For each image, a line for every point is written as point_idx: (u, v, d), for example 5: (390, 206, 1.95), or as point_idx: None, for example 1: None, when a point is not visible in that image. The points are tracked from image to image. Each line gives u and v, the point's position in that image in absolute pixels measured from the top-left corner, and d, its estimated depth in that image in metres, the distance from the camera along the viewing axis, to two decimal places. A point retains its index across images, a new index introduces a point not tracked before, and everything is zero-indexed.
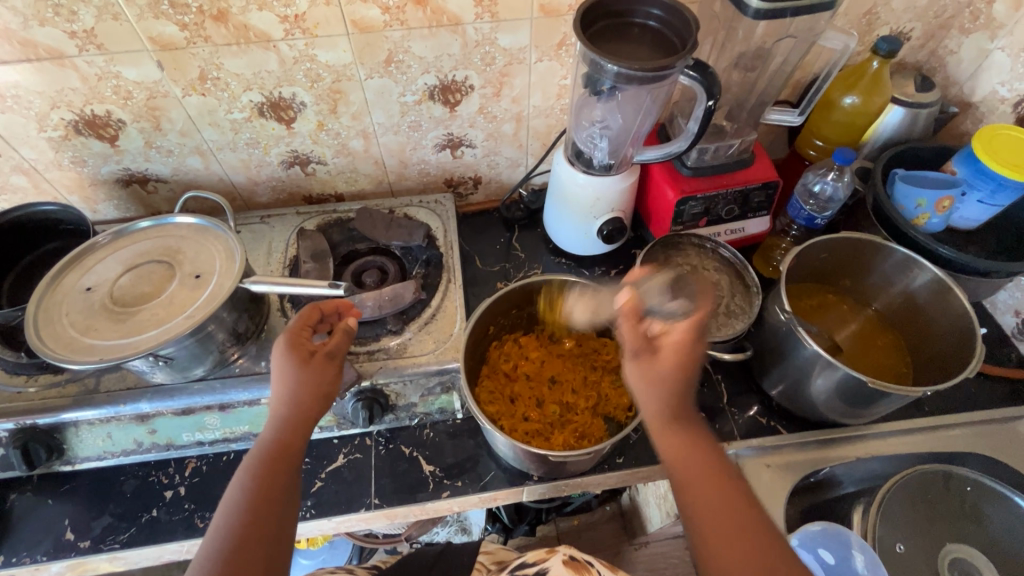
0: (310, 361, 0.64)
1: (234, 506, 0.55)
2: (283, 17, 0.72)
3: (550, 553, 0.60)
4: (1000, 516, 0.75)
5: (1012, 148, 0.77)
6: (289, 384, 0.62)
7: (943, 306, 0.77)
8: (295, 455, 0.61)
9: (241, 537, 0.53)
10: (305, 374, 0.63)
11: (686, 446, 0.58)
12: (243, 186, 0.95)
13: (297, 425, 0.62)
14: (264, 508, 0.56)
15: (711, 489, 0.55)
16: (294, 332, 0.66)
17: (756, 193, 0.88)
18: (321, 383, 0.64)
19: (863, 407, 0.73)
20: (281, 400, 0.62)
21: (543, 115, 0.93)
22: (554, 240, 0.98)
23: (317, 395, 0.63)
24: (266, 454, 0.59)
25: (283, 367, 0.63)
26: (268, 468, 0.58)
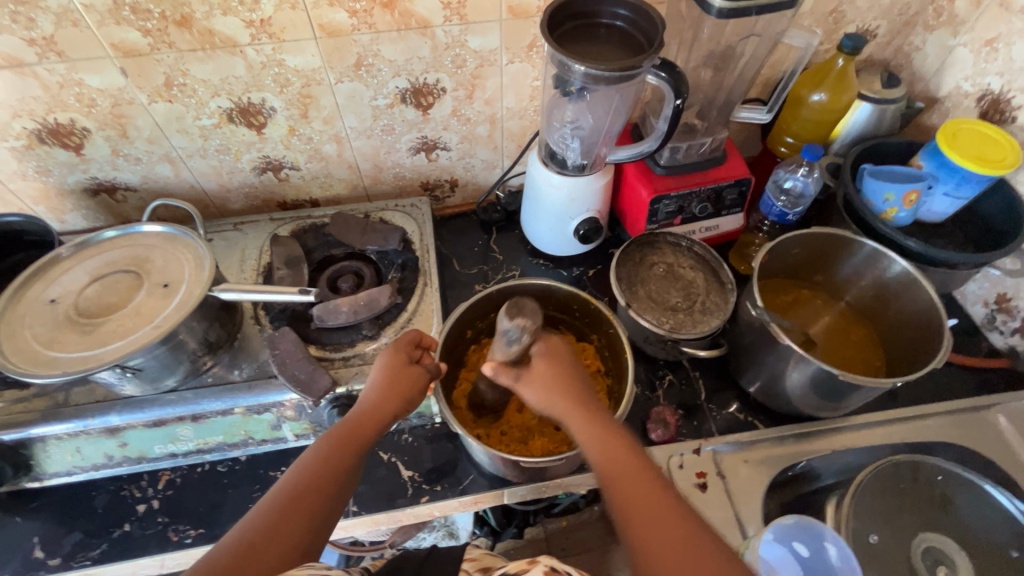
0: (411, 370, 0.65)
1: (306, 462, 0.55)
2: (249, 22, 0.72)
3: (530, 565, 0.60)
4: (971, 503, 0.74)
5: (974, 142, 0.78)
6: (384, 379, 0.63)
7: (913, 298, 0.78)
8: (363, 442, 0.59)
9: (296, 499, 0.52)
10: (400, 377, 0.64)
11: (607, 442, 0.58)
12: (215, 193, 0.94)
13: (376, 410, 0.61)
14: (319, 483, 0.53)
15: (633, 480, 0.54)
16: (405, 344, 0.67)
17: (730, 190, 0.88)
18: (410, 390, 0.64)
19: (837, 399, 0.73)
20: (372, 389, 0.62)
21: (517, 116, 0.93)
22: (531, 241, 0.98)
23: (401, 400, 0.63)
24: (344, 427, 0.59)
25: (386, 365, 0.65)
26: (338, 443, 0.57)
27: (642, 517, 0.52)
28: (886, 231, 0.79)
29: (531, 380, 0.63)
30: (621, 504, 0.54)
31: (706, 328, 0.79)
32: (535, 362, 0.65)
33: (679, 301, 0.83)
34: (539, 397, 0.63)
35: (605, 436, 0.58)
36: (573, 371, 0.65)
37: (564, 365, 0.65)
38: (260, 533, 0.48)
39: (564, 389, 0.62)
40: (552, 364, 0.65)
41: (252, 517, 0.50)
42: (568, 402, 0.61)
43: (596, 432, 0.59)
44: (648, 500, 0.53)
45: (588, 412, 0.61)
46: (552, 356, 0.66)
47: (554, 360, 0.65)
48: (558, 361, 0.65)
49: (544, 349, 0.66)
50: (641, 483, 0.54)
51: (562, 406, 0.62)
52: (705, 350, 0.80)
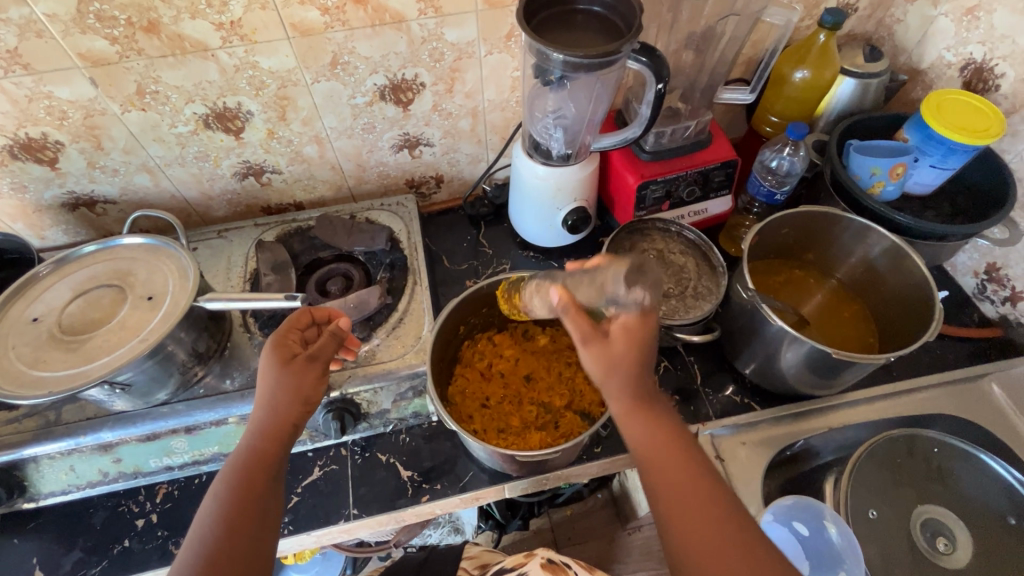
0: (298, 366, 0.61)
1: (217, 500, 0.54)
2: (219, 24, 0.70)
3: (528, 559, 0.74)
4: (965, 471, 0.75)
5: (959, 112, 0.78)
6: (269, 391, 0.60)
7: (903, 273, 0.78)
8: (271, 465, 0.57)
9: (216, 554, 0.51)
10: (285, 383, 0.60)
11: (651, 427, 0.56)
12: (197, 201, 0.92)
13: (269, 432, 0.58)
14: (236, 522, 0.53)
15: (678, 474, 0.53)
16: (285, 344, 0.63)
17: (717, 174, 0.88)
18: (300, 388, 0.61)
19: (832, 377, 0.73)
20: (259, 407, 0.59)
21: (499, 108, 0.92)
22: (521, 234, 0.98)
23: (293, 406, 0.60)
24: (241, 463, 0.56)
25: (266, 376, 0.60)
26: (245, 478, 0.55)
27: (681, 510, 0.52)
28: (875, 206, 0.79)
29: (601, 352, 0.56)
30: (664, 497, 0.53)
31: (698, 312, 0.79)
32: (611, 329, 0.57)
33: (671, 287, 0.83)
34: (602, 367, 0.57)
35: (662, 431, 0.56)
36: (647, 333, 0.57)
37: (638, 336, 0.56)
38: None
39: (625, 368, 0.56)
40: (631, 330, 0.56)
41: None
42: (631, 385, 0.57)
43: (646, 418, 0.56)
44: (684, 486, 0.53)
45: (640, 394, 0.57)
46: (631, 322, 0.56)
47: (632, 337, 0.56)
48: (630, 338, 0.56)
49: (631, 321, 0.56)
50: (684, 480, 0.53)
51: (617, 390, 0.57)
52: (698, 335, 0.80)
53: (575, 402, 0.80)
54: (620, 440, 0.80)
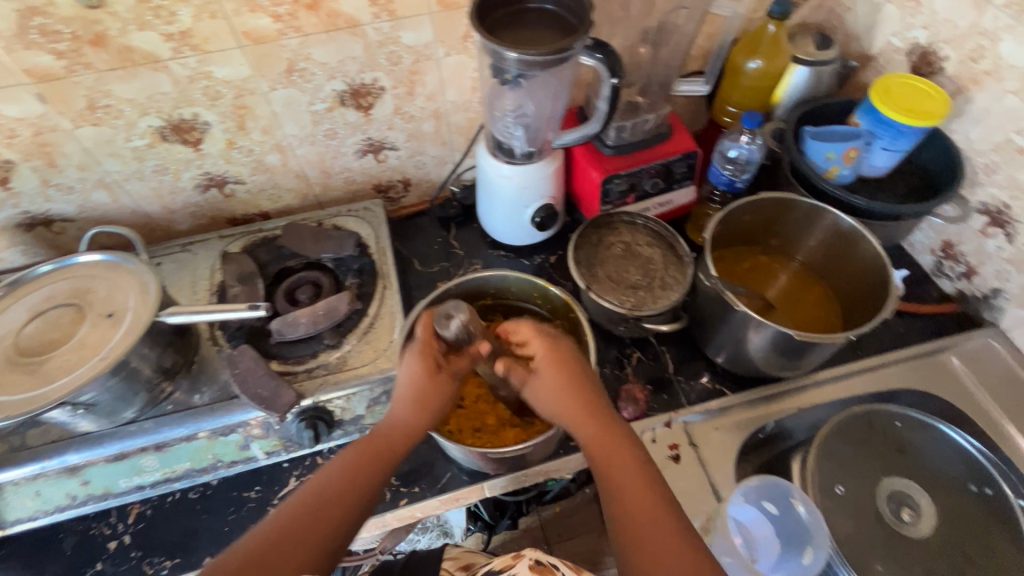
0: (436, 374, 0.66)
1: (329, 470, 0.59)
2: (168, 35, 0.69)
3: (516, 561, 0.70)
4: (929, 443, 0.78)
5: (905, 95, 0.80)
6: (411, 387, 0.65)
7: (861, 253, 0.80)
8: (389, 450, 0.63)
9: (324, 507, 0.56)
10: (428, 384, 0.66)
11: (603, 433, 0.63)
12: (159, 215, 0.91)
13: (402, 423, 0.64)
14: (349, 485, 0.58)
15: (625, 473, 0.59)
16: (426, 342, 0.67)
17: (679, 165, 0.89)
18: (436, 396, 0.66)
19: (798, 358, 0.75)
20: (400, 400, 0.65)
21: (462, 109, 0.92)
22: (490, 234, 0.98)
23: (427, 407, 0.65)
24: (373, 440, 0.62)
25: (414, 371, 0.66)
26: (367, 453, 0.61)
27: (633, 505, 0.57)
28: (831, 190, 0.81)
29: (545, 385, 0.66)
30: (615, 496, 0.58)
31: (666, 302, 0.81)
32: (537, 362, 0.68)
33: (639, 279, 0.84)
34: (542, 396, 0.67)
35: (620, 454, 0.61)
36: (580, 370, 0.67)
37: (573, 367, 0.67)
38: (284, 535, 0.53)
39: (569, 389, 0.66)
40: (565, 363, 0.67)
41: (274, 523, 0.54)
42: (587, 414, 0.64)
43: (607, 433, 0.63)
44: (636, 483, 0.58)
45: (594, 410, 0.65)
46: (557, 351, 0.68)
47: (557, 361, 0.67)
48: (563, 363, 0.67)
49: (546, 347, 0.68)
50: (643, 497, 0.57)
51: (570, 407, 0.65)
52: (667, 325, 0.81)
53: None
54: None
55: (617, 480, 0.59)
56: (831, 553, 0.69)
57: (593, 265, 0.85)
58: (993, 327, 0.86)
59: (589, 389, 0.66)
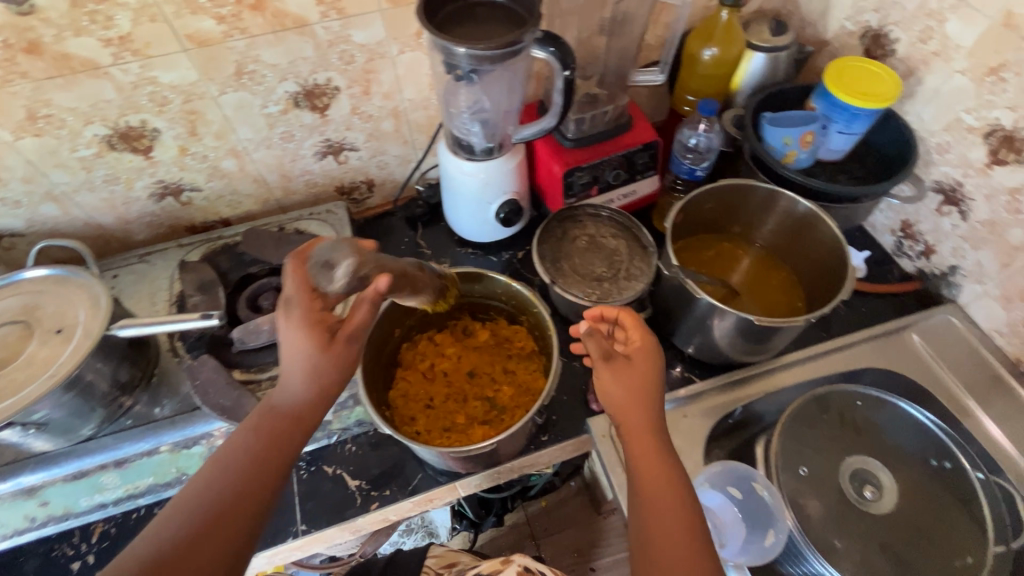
0: (326, 341, 0.56)
1: (224, 465, 0.53)
2: (107, 40, 0.67)
3: (505, 565, 0.74)
4: (889, 420, 0.78)
5: (858, 78, 0.81)
6: (300, 359, 0.56)
7: (819, 236, 0.81)
8: (292, 432, 0.56)
9: (223, 510, 0.51)
10: (322, 354, 0.56)
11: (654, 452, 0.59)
12: (114, 226, 0.89)
13: (307, 401, 0.57)
14: (249, 481, 0.53)
15: (666, 501, 0.56)
16: (303, 302, 0.57)
17: (640, 156, 0.89)
18: (336, 365, 0.57)
19: (762, 343, 0.75)
20: (292, 375, 0.56)
21: (421, 107, 0.91)
22: (456, 232, 0.97)
23: (325, 380, 0.57)
24: (272, 423, 0.56)
25: (302, 342, 0.56)
26: (268, 441, 0.55)
27: (662, 534, 0.54)
28: (789, 174, 0.82)
29: (617, 374, 0.62)
30: (649, 519, 0.56)
31: (631, 293, 0.81)
32: (626, 355, 0.63)
33: (604, 271, 0.84)
34: (610, 391, 0.62)
35: (666, 472, 0.58)
36: (656, 376, 0.62)
37: (652, 374, 0.62)
38: (181, 547, 0.49)
39: (639, 395, 0.61)
40: (648, 366, 0.62)
41: (172, 528, 0.50)
42: (645, 419, 0.60)
43: (658, 453, 0.59)
44: (673, 513, 0.56)
45: (654, 426, 0.60)
46: (648, 350, 0.62)
47: (641, 365, 0.62)
48: (643, 368, 0.62)
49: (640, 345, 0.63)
50: (678, 528, 0.55)
51: (637, 413, 0.60)
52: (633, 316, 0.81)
53: (519, 395, 0.80)
54: (566, 426, 0.81)
55: (651, 503, 0.57)
56: (791, 531, 0.69)
57: (560, 256, 0.85)
58: (952, 303, 0.87)
59: (659, 405, 0.61)
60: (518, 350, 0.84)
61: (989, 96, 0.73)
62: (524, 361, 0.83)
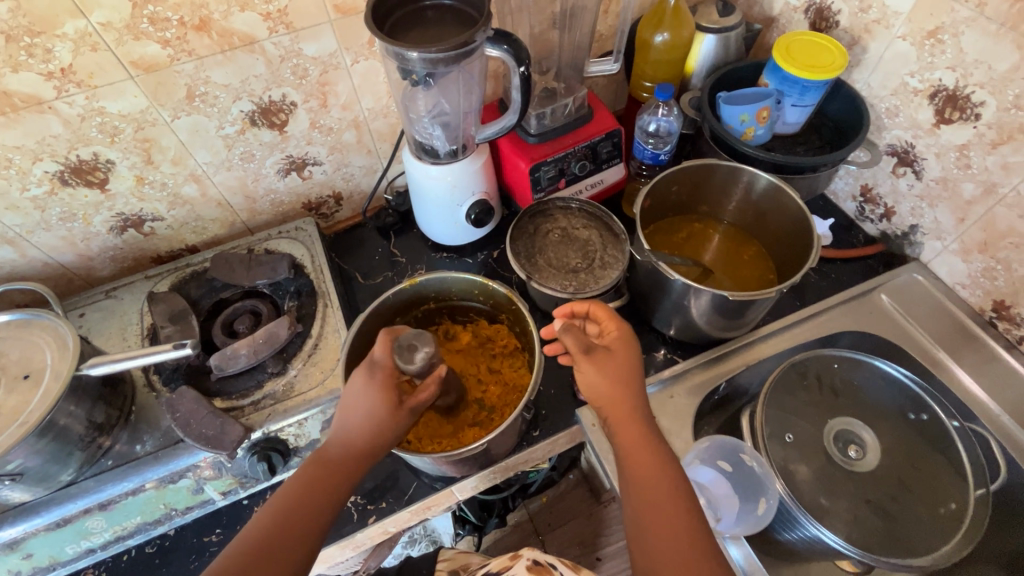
0: (395, 407, 0.61)
1: (276, 505, 0.56)
2: (48, 73, 0.65)
3: (514, 562, 0.74)
4: (866, 378, 0.81)
5: (806, 52, 0.83)
6: (362, 418, 0.60)
7: (783, 208, 0.82)
8: (340, 482, 0.59)
9: (269, 548, 0.53)
10: (387, 416, 0.61)
11: (644, 446, 0.60)
12: (75, 264, 0.86)
13: (361, 454, 0.60)
14: (298, 525, 0.55)
15: (660, 492, 0.57)
16: (385, 369, 0.63)
17: (604, 146, 0.90)
18: (392, 429, 0.61)
19: (739, 317, 0.77)
20: (353, 430, 0.60)
21: (381, 115, 0.91)
22: (429, 237, 0.97)
23: (382, 441, 0.61)
24: (323, 470, 0.59)
25: (368, 401, 0.60)
26: (317, 486, 0.58)
27: (661, 525, 0.55)
28: (748, 151, 0.83)
29: (600, 365, 0.63)
30: (645, 509, 0.57)
31: (608, 281, 0.81)
32: (607, 349, 0.65)
33: (579, 262, 0.85)
34: (592, 387, 0.64)
35: (659, 463, 0.59)
36: (637, 365, 0.64)
37: (633, 366, 0.63)
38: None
39: (623, 385, 0.62)
40: (627, 357, 0.64)
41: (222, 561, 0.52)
42: (632, 410, 0.62)
43: (647, 446, 0.60)
44: (669, 505, 0.56)
45: (641, 418, 0.62)
46: (625, 339, 0.65)
47: (625, 358, 0.64)
48: (626, 361, 0.64)
49: (619, 340, 0.65)
50: (675, 516, 0.55)
51: (626, 406, 0.62)
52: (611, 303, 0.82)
53: (507, 393, 0.80)
54: (556, 419, 0.81)
55: (647, 495, 0.57)
56: (782, 497, 0.70)
57: (533, 253, 0.86)
58: (915, 261, 0.90)
59: (642, 397, 0.63)
60: (501, 348, 0.84)
61: (930, 58, 0.76)
62: (509, 359, 0.83)
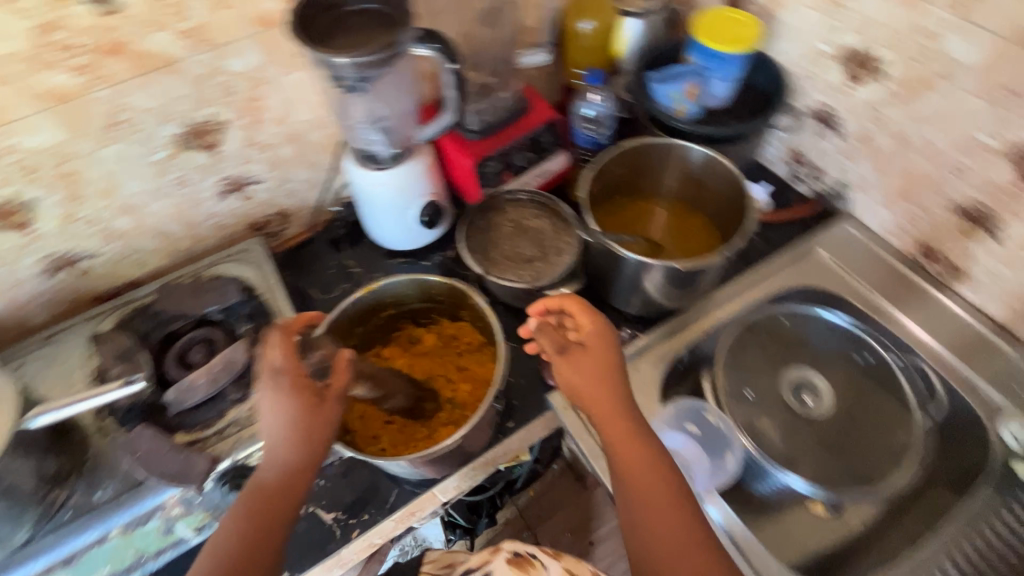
0: (312, 405, 0.59)
1: (224, 533, 0.56)
2: None
3: (493, 555, 0.74)
4: (811, 328, 0.87)
5: (725, 27, 0.86)
6: (283, 424, 0.58)
7: (718, 177, 0.86)
8: (285, 493, 0.58)
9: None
10: (308, 416, 0.59)
11: (632, 442, 0.61)
12: (7, 313, 0.81)
13: (294, 460, 0.59)
14: (252, 546, 0.55)
15: (651, 485, 0.59)
16: (291, 372, 0.60)
17: (545, 135, 0.91)
18: (320, 426, 0.60)
19: (691, 286, 0.79)
20: (278, 439, 0.59)
21: (318, 127, 0.89)
22: (383, 243, 0.96)
23: (313, 442, 0.59)
24: (263, 487, 0.58)
25: (283, 407, 0.59)
26: (261, 505, 0.57)
27: (655, 517, 0.57)
28: (682, 126, 0.87)
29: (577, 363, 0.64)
30: (638, 502, 0.58)
31: (563, 266, 0.83)
32: (584, 346, 0.65)
33: (533, 252, 0.86)
34: (575, 385, 0.64)
35: (646, 455, 0.60)
36: (614, 359, 0.65)
37: (612, 360, 0.64)
38: None
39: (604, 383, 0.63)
40: (604, 351, 0.65)
41: None
42: (615, 406, 0.62)
43: (634, 440, 0.61)
44: (661, 496, 0.58)
45: (626, 414, 0.62)
46: (601, 334, 0.65)
47: (605, 355, 0.64)
48: (605, 357, 0.64)
49: (596, 337, 0.65)
50: (667, 505, 0.58)
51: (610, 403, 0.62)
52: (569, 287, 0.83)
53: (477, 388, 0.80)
54: (529, 408, 0.82)
55: (638, 488, 0.59)
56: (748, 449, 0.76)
57: (487, 249, 0.87)
58: (845, 215, 0.92)
59: (625, 391, 0.64)
60: (467, 345, 0.84)
61: None
62: (475, 354, 0.83)
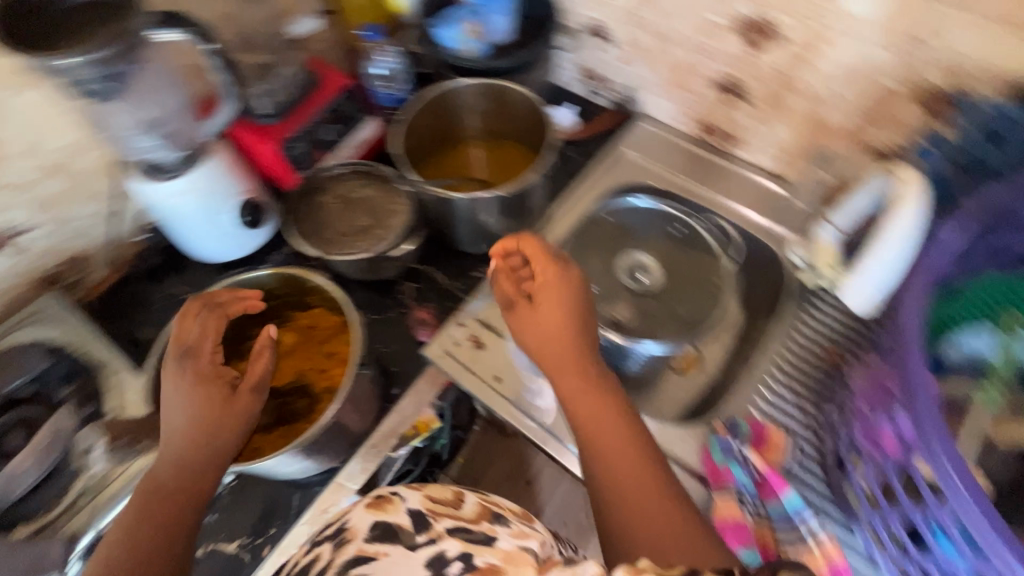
0: (226, 398, 0.60)
1: (130, 519, 0.56)
2: None
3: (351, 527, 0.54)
4: (630, 215, 0.96)
5: None
6: (196, 415, 0.59)
7: (516, 103, 0.90)
8: (196, 484, 0.58)
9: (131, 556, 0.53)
10: (223, 406, 0.60)
11: (590, 391, 0.61)
12: None
13: (209, 451, 0.59)
14: (150, 534, 0.55)
15: (610, 432, 0.59)
16: (206, 355, 0.62)
17: (345, 104, 0.89)
18: (235, 418, 0.60)
19: (521, 209, 0.84)
20: (189, 430, 0.59)
21: (84, 150, 0.78)
22: (212, 259, 0.88)
23: (228, 432, 0.60)
24: (169, 477, 0.58)
25: (196, 396, 0.59)
26: (167, 494, 0.57)
27: (616, 462, 0.57)
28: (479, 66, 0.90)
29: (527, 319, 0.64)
30: (595, 447, 0.59)
31: (398, 225, 0.84)
32: (537, 301, 0.64)
33: (365, 220, 0.86)
34: (532, 340, 0.64)
35: (603, 405, 0.60)
36: (572, 314, 0.63)
37: (569, 315, 0.63)
38: None
39: (556, 338, 0.63)
40: (556, 299, 0.64)
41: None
42: (572, 360, 0.62)
43: (593, 392, 0.61)
44: (620, 443, 0.58)
45: (584, 368, 0.62)
46: (554, 289, 0.64)
47: (559, 311, 0.63)
48: (557, 311, 0.63)
49: (548, 292, 0.64)
50: (625, 451, 0.58)
51: (564, 357, 0.62)
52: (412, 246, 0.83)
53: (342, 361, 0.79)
54: (409, 371, 0.83)
55: (599, 438, 0.59)
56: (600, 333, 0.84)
57: (318, 232, 0.85)
58: (641, 115, 1.02)
59: (584, 348, 0.63)
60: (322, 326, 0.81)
61: None
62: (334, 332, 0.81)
